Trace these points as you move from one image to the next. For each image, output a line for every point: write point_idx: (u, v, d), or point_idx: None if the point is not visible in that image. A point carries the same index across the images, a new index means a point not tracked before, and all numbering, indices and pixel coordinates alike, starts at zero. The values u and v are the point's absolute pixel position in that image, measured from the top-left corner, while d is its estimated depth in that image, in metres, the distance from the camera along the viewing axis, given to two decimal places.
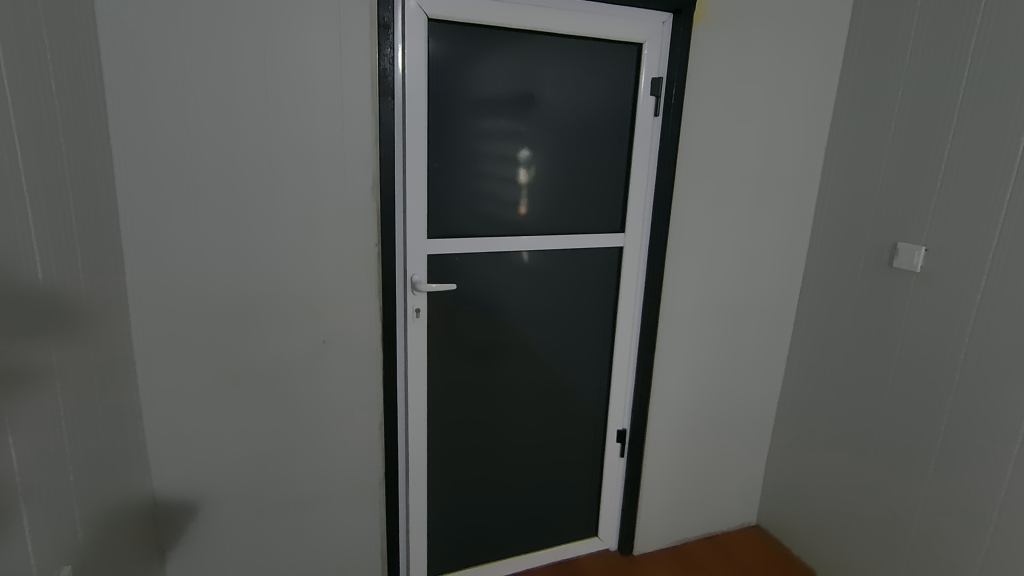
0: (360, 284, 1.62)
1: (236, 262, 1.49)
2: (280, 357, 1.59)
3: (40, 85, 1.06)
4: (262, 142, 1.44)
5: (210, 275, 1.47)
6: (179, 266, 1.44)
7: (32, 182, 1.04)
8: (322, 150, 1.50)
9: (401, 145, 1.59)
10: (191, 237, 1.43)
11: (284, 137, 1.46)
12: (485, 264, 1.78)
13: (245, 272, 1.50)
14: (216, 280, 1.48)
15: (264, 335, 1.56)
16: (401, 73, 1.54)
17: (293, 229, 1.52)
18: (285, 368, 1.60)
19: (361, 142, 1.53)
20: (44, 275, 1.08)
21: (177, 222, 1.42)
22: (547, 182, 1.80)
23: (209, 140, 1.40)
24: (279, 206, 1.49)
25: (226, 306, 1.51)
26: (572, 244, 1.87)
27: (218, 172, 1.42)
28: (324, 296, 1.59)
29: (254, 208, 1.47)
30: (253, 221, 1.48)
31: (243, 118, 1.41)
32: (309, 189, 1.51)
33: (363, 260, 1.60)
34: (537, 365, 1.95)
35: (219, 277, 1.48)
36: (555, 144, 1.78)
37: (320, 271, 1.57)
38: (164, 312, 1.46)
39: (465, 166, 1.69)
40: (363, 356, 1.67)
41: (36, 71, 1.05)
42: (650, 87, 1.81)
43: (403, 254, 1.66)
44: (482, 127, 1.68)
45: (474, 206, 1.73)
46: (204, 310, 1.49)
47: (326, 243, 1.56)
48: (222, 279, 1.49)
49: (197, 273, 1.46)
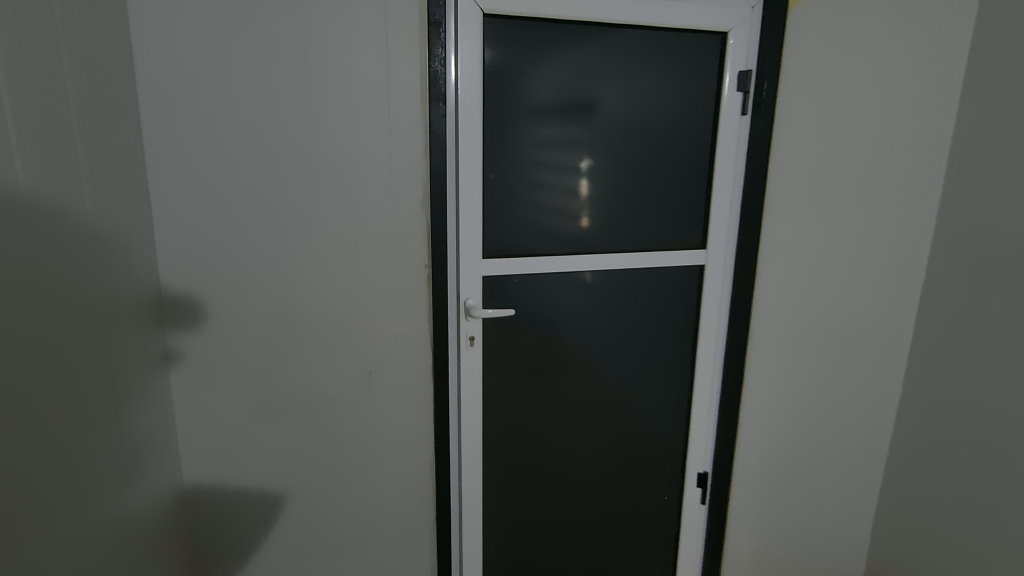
0: (408, 309, 1.47)
1: (278, 283, 1.38)
2: (323, 388, 1.46)
3: (46, 95, 0.96)
4: (305, 154, 1.33)
5: (252, 297, 1.37)
6: (221, 288, 1.35)
7: (26, 197, 0.91)
8: (367, 161, 1.37)
9: (454, 155, 1.44)
10: (232, 257, 1.34)
11: (328, 149, 1.34)
12: (546, 286, 1.59)
13: (286, 294, 1.39)
14: (257, 303, 1.38)
15: (305, 363, 1.44)
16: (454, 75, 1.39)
17: (337, 248, 1.39)
18: (327, 400, 1.47)
19: (409, 152, 1.39)
20: (60, 291, 1.00)
21: (217, 243, 1.32)
22: (613, 192, 1.60)
23: (249, 153, 1.30)
24: (322, 223, 1.37)
25: (267, 334, 1.40)
26: (646, 263, 1.66)
27: (258, 187, 1.32)
28: (370, 320, 1.45)
29: (295, 225, 1.36)
30: (295, 239, 1.36)
31: (285, 129, 1.31)
32: (354, 203, 1.38)
33: (412, 282, 1.45)
34: (604, 397, 1.74)
35: (259, 299, 1.38)
36: (625, 149, 1.58)
37: (366, 293, 1.43)
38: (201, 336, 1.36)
39: (522, 176, 1.51)
40: (409, 387, 1.52)
41: (41, 80, 0.95)
42: (737, 82, 1.58)
43: (455, 275, 1.49)
44: (539, 133, 1.50)
45: (533, 221, 1.55)
46: (243, 336, 1.39)
47: (373, 264, 1.42)
48: (263, 302, 1.38)
49: (237, 295, 1.36)
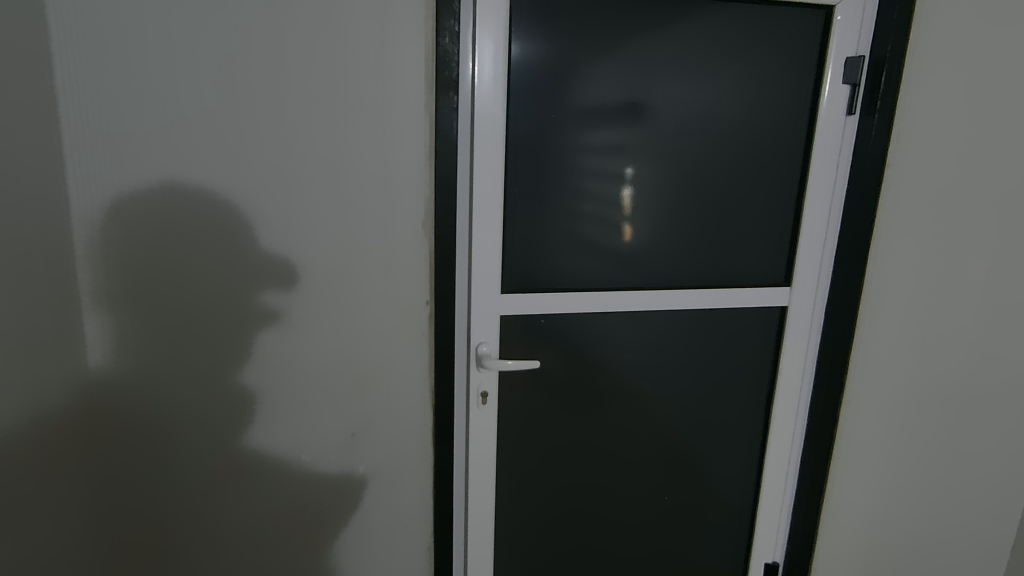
0: (405, 358, 1.16)
1: (243, 321, 1.08)
2: (295, 454, 1.16)
3: None
4: (274, 159, 1.03)
5: (208, 338, 1.08)
6: (172, 326, 1.06)
7: None
8: (355, 168, 1.06)
9: (469, 162, 1.13)
10: (181, 288, 1.05)
11: (307, 153, 1.04)
12: (583, 327, 1.26)
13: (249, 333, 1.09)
14: (212, 345, 1.08)
15: (274, 421, 1.14)
16: (470, 57, 1.09)
17: (315, 276, 1.09)
18: (300, 469, 1.17)
19: (410, 156, 1.08)
20: None
21: (159, 270, 1.03)
22: (676, 210, 1.25)
23: (205, 160, 1.01)
24: (296, 244, 1.07)
25: (227, 386, 1.10)
26: (711, 303, 1.30)
27: (217, 204, 1.03)
28: (356, 371, 1.14)
29: (262, 250, 1.06)
30: (264, 267, 1.07)
31: (249, 130, 1.01)
32: (338, 221, 1.08)
33: (412, 321, 1.14)
34: (651, 467, 1.39)
35: (216, 340, 1.08)
36: (690, 158, 1.23)
37: (353, 336, 1.13)
38: (141, 388, 1.07)
39: (557, 197, 1.19)
40: (404, 453, 1.20)
41: None
42: (844, 71, 1.20)
43: (466, 315, 1.18)
44: (580, 138, 1.18)
45: (569, 250, 1.22)
46: (193, 387, 1.09)
47: (360, 299, 1.11)
48: (219, 344, 1.08)
49: (189, 335, 1.07)
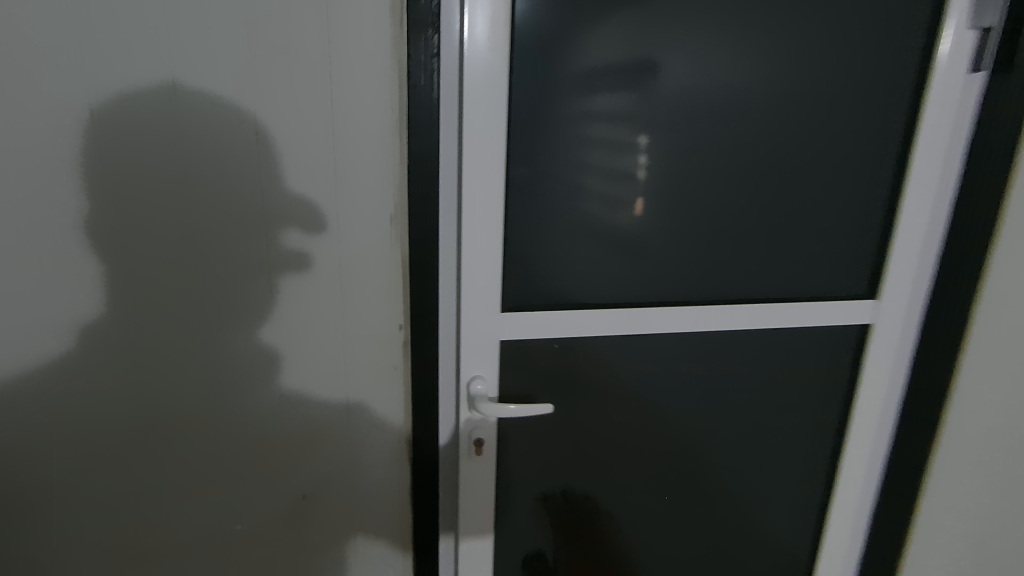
0: (373, 398, 0.88)
1: (146, 355, 0.79)
2: (231, 523, 0.88)
3: None
4: (172, 137, 0.73)
5: (92, 381, 0.79)
6: (40, 362, 0.77)
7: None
8: (290, 147, 0.76)
9: (457, 135, 0.83)
10: (50, 312, 0.76)
11: (221, 125, 0.73)
12: (607, 355, 0.97)
13: (149, 375, 0.80)
14: (98, 389, 0.79)
15: (195, 485, 0.85)
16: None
17: (241, 296, 0.80)
18: (240, 540, 0.89)
19: (370, 127, 0.77)
20: None
21: (16, 286, 0.74)
22: (729, 201, 0.95)
23: (75, 135, 0.71)
24: (212, 256, 0.77)
25: (128, 439, 0.82)
26: (772, 323, 1.01)
27: (95, 201, 0.73)
28: (308, 416, 0.87)
29: (167, 265, 0.77)
30: (170, 283, 0.77)
31: (135, 92, 0.71)
32: (269, 221, 0.78)
33: (382, 352, 0.86)
34: (687, 519, 1.12)
35: (104, 384, 0.79)
36: (751, 135, 0.93)
37: (302, 373, 0.85)
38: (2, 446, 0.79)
39: (572, 192, 0.90)
40: (376, 514, 0.94)
41: None
42: (972, 13, 0.90)
43: (456, 340, 0.91)
44: (602, 112, 0.88)
45: (588, 262, 0.93)
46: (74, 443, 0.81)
47: (310, 325, 0.83)
48: (109, 388, 0.80)
49: (64, 374, 0.78)
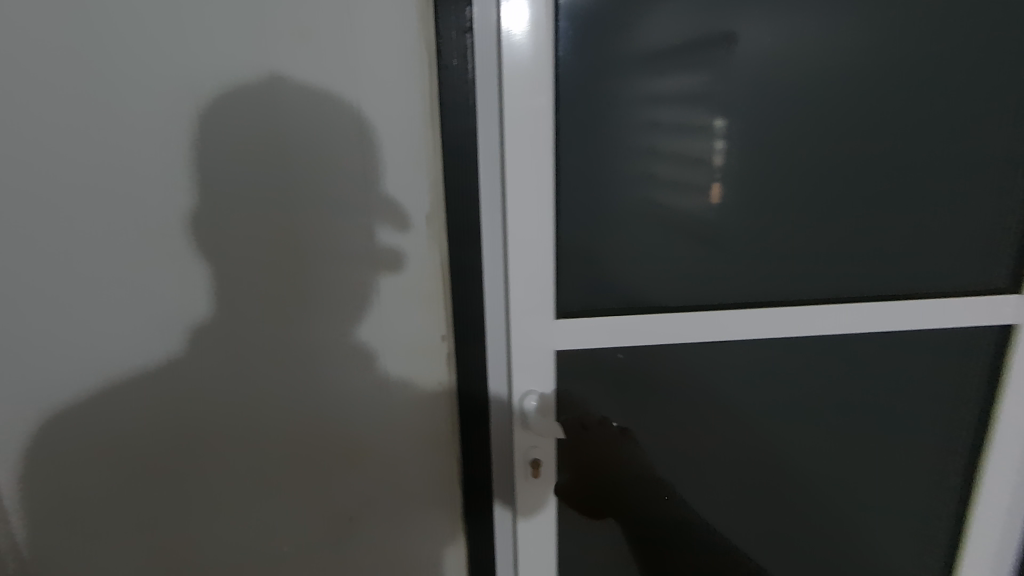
0: (416, 416, 0.80)
1: (181, 370, 0.75)
2: (269, 552, 0.81)
3: None
4: (194, 144, 0.69)
5: (123, 406, 0.75)
6: (71, 386, 0.74)
7: None
8: (314, 148, 0.70)
9: (498, 120, 0.74)
10: (79, 332, 0.73)
11: (242, 129, 0.68)
12: (681, 363, 0.85)
13: (182, 391, 0.75)
14: (130, 415, 0.75)
15: (231, 516, 0.79)
16: None
17: (273, 313, 0.74)
18: (279, 570, 0.82)
19: (399, 117, 0.70)
20: None
21: (45, 307, 0.72)
22: (823, 181, 0.81)
23: (95, 147, 0.68)
24: (241, 273, 0.72)
25: (163, 459, 0.77)
26: (883, 325, 0.85)
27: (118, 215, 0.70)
28: (346, 437, 0.79)
29: (194, 280, 0.72)
30: (202, 293, 0.73)
31: (149, 92, 0.67)
32: (298, 233, 0.72)
33: (423, 367, 0.78)
34: (785, 553, 0.97)
35: (138, 405, 0.75)
36: (848, 102, 0.78)
37: (339, 391, 0.78)
38: (38, 470, 0.76)
39: (634, 182, 0.79)
40: (423, 544, 0.84)
41: None
42: None
43: (506, 351, 0.82)
44: (667, 90, 0.76)
45: (654, 264, 0.82)
46: (106, 472, 0.76)
47: (346, 338, 0.76)
48: (140, 414, 0.75)
49: (96, 400, 0.75)
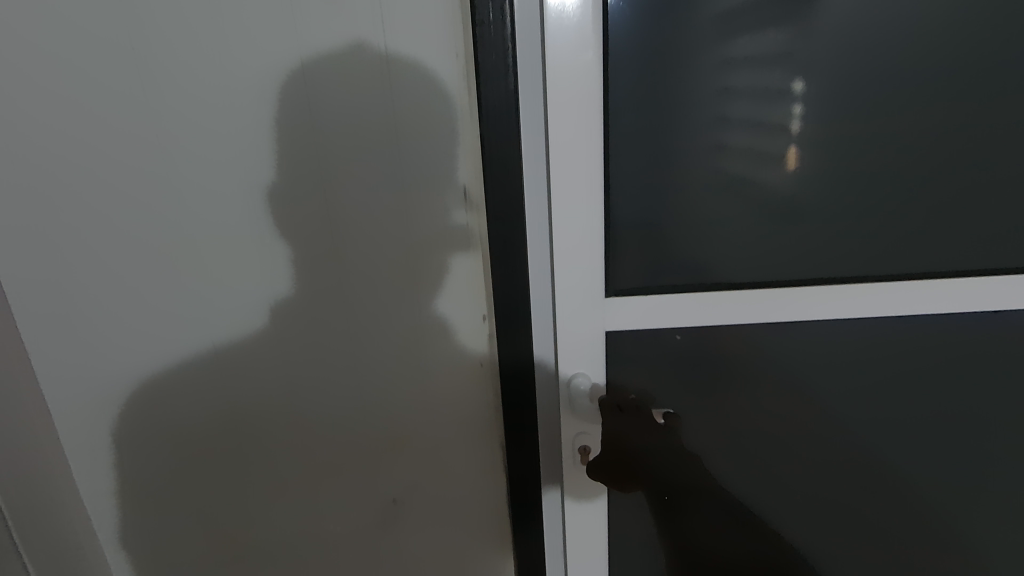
0: (461, 396, 0.77)
1: (226, 351, 0.73)
2: (324, 530, 0.81)
3: None
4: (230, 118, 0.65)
5: (165, 394, 0.74)
6: (107, 372, 0.72)
7: None
8: (348, 124, 0.66)
9: (540, 81, 0.67)
10: (123, 315, 0.70)
11: (272, 106, 0.65)
12: (757, 344, 0.77)
13: (230, 370, 0.74)
14: (173, 403, 0.74)
15: (281, 501, 0.79)
16: None
17: (312, 298, 0.72)
18: (331, 547, 0.81)
19: (431, 84, 0.66)
20: None
21: (92, 288, 0.69)
22: (913, 137, 0.71)
23: (121, 122, 0.65)
24: (280, 257, 0.70)
25: (214, 440, 0.76)
26: (983, 303, 0.76)
27: (150, 194, 0.67)
28: (391, 419, 0.77)
29: (229, 263, 0.70)
30: (244, 272, 0.70)
31: (169, 65, 0.63)
32: (336, 215, 0.69)
33: (466, 349, 0.75)
34: (871, 555, 0.89)
35: (187, 388, 0.74)
36: (946, 48, 0.68)
37: (382, 372, 0.75)
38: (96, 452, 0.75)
39: (699, 144, 0.71)
40: (473, 524, 0.83)
41: None
42: None
43: (552, 331, 0.76)
44: (737, 35, 0.67)
45: (715, 244, 0.74)
46: (153, 460, 0.76)
47: (389, 318, 0.73)
48: (183, 401, 0.74)
49: (137, 389, 0.73)
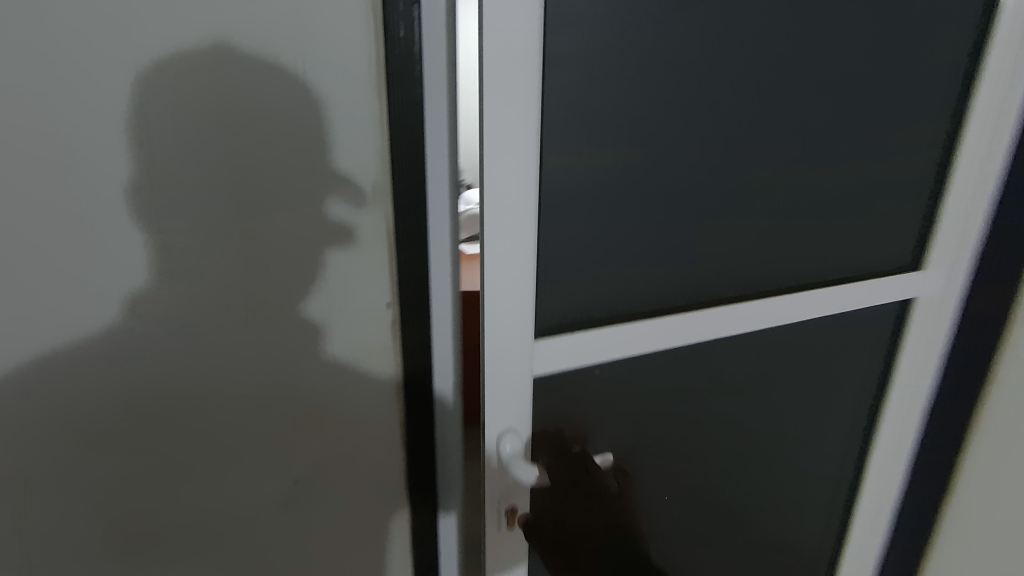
0: (370, 376, 0.83)
1: (118, 328, 0.69)
2: (227, 510, 0.81)
3: None
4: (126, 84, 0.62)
5: (46, 380, 0.68)
6: None
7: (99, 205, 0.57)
8: (254, 112, 0.67)
9: (441, 101, 0.74)
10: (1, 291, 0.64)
11: (178, 87, 0.63)
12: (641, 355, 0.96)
13: (120, 349, 0.70)
14: (58, 390, 0.69)
15: (185, 483, 0.78)
16: None
17: (223, 282, 0.71)
18: (233, 527, 0.82)
19: (341, 84, 0.70)
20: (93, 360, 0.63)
21: None
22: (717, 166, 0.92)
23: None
24: (188, 238, 0.68)
25: (102, 425, 0.72)
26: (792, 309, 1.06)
27: (30, 154, 0.61)
28: (297, 399, 0.80)
29: (119, 245, 0.66)
30: (138, 246, 0.67)
31: (52, 15, 0.58)
32: (253, 199, 0.70)
33: (370, 333, 0.81)
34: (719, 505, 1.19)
35: (69, 369, 0.68)
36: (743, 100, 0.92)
37: (290, 354, 0.78)
38: None
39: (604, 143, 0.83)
40: (376, 492, 0.89)
41: None
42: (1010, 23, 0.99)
43: (454, 328, 0.85)
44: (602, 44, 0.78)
45: (611, 243, 0.89)
46: (35, 452, 0.70)
47: (297, 306, 0.76)
48: (71, 388, 0.69)
49: (9, 374, 0.67)
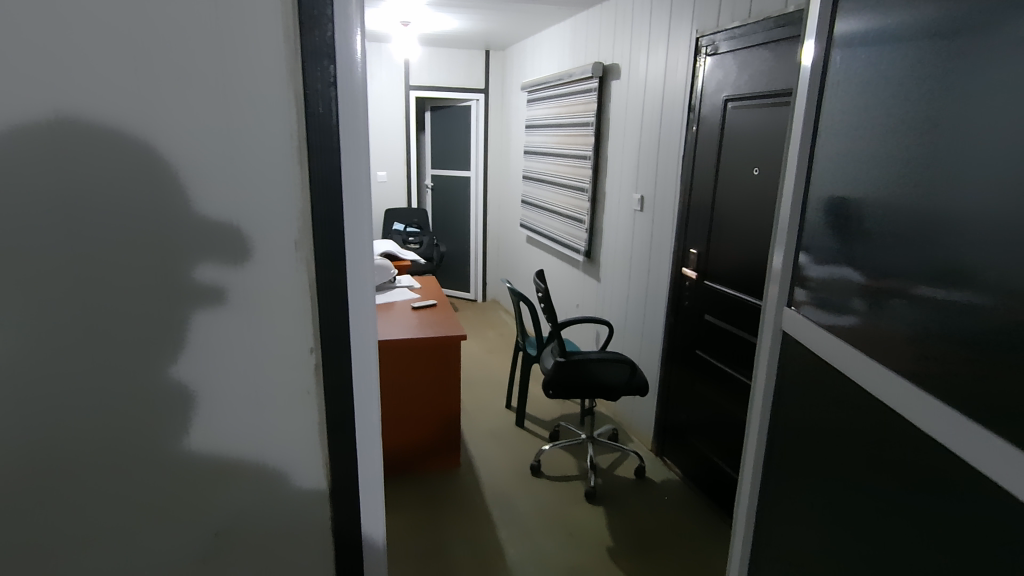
0: (293, 419, 0.87)
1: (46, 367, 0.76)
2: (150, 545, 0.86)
3: None
4: (52, 155, 0.72)
5: None
6: None
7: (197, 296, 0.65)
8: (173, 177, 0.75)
9: (355, 172, 0.83)
10: None
11: (101, 154, 0.73)
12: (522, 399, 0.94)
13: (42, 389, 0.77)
14: None
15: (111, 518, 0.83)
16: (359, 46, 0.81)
17: (135, 314, 0.78)
18: (156, 561, 0.86)
19: (260, 152, 0.78)
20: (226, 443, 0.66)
21: None
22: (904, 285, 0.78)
23: None
24: (104, 275, 0.76)
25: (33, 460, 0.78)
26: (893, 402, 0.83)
27: None
28: (219, 442, 0.85)
29: (48, 293, 0.75)
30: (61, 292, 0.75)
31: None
32: (165, 237, 0.77)
33: (294, 377, 0.86)
34: None
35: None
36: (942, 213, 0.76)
37: (211, 399, 0.83)
38: None
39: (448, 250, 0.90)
40: (301, 534, 0.92)
41: None
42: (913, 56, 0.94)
43: (372, 373, 0.90)
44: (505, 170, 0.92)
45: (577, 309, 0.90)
46: None
47: (220, 351, 0.82)
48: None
49: None
